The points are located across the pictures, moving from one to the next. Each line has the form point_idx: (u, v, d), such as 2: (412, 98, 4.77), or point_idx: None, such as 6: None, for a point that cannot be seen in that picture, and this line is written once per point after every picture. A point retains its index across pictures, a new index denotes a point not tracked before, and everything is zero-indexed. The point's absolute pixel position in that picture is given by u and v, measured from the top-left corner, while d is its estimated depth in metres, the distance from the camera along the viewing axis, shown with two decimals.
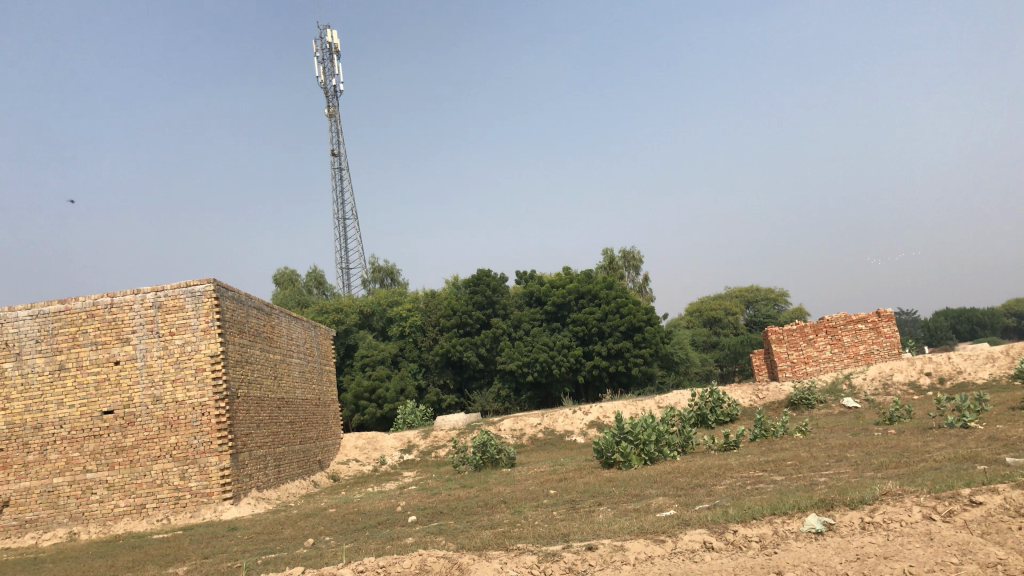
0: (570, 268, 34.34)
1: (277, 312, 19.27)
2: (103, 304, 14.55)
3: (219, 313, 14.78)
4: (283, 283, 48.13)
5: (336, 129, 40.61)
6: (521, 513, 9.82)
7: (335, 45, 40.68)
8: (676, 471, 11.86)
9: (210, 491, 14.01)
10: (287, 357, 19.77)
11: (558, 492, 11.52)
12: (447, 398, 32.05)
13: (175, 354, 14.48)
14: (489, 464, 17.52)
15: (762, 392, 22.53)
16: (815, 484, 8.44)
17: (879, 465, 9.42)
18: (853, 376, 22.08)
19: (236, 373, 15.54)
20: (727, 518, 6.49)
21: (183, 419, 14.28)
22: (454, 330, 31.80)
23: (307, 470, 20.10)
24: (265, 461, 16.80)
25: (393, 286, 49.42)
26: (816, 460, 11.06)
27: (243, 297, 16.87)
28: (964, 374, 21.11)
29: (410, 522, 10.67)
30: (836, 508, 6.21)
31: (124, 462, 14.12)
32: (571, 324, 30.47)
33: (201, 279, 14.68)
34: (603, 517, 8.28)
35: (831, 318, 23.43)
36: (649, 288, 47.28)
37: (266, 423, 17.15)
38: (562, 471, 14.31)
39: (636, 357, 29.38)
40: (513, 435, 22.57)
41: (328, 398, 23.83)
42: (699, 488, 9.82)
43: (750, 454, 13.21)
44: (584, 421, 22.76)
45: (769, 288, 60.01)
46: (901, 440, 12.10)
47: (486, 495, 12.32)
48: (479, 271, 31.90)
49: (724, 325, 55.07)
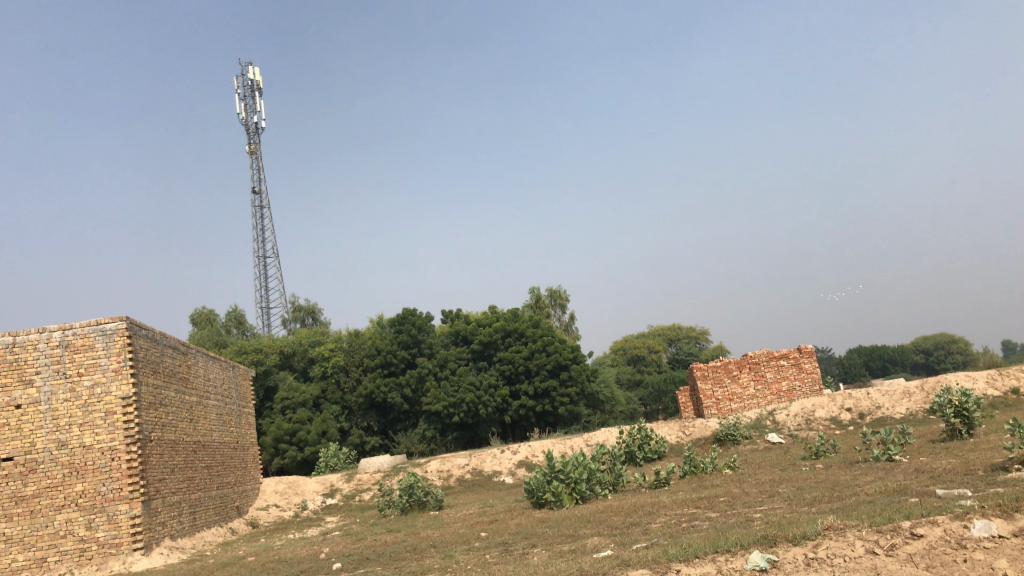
0: (496, 307, 34.23)
1: (194, 351, 18.47)
2: (4, 344, 13.67)
3: (132, 352, 14.06)
4: (200, 323, 46.59)
5: (257, 167, 39.87)
6: (452, 557, 9.44)
7: (257, 82, 40.13)
8: (609, 510, 11.66)
9: (119, 542, 13.19)
10: (204, 399, 18.93)
11: (489, 535, 11.18)
12: (371, 440, 31.27)
13: (82, 396, 13.65)
14: (416, 507, 17.01)
15: (688, 429, 22.62)
16: (752, 520, 8.34)
17: (812, 500, 9.41)
18: (776, 413, 22.36)
19: (149, 416, 14.77)
20: (669, 557, 6.28)
21: (91, 465, 13.42)
22: (378, 370, 31.17)
23: (225, 517, 19.21)
24: (180, 507, 15.97)
25: (314, 325, 48.41)
26: (749, 496, 11.02)
27: (158, 335, 16.12)
28: (882, 409, 21.59)
29: (335, 569, 10.16)
30: (779, 544, 6.08)
31: (24, 513, 13.16)
32: (497, 363, 30.23)
33: (113, 316, 13.94)
34: (538, 560, 7.99)
35: (753, 355, 23.79)
36: (574, 326, 47.53)
37: (181, 468, 16.34)
38: (491, 513, 13.97)
39: (563, 396, 29.26)
40: (440, 477, 22.06)
41: (248, 441, 22.93)
42: (635, 527, 9.63)
43: (681, 491, 13.13)
44: (513, 461, 22.43)
45: (690, 326, 61.06)
46: (829, 474, 12.19)
47: (415, 540, 11.87)
48: (404, 310, 31.59)
49: (647, 363, 55.77)
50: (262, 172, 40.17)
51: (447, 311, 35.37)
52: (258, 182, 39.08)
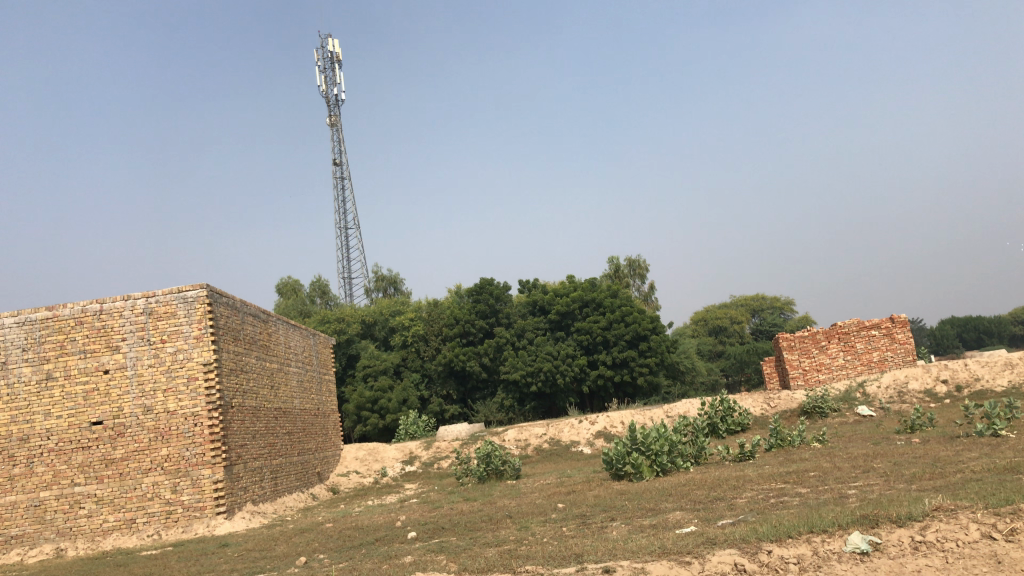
0: (574, 276, 33.75)
1: (274, 319, 18.65)
2: (92, 311, 13.96)
3: (213, 319, 14.18)
4: (286, 293, 47.51)
5: (338, 139, 40.27)
6: (528, 529, 9.15)
7: (337, 54, 40.29)
8: (691, 483, 11.20)
9: (203, 505, 13.40)
10: (285, 366, 19.15)
11: (566, 506, 10.86)
12: (450, 408, 31.35)
13: (166, 363, 13.86)
14: (494, 476, 16.85)
15: (773, 401, 21.88)
16: (847, 498, 7.81)
17: (912, 477, 8.75)
18: (867, 384, 21.37)
19: (230, 383, 14.94)
20: (759, 536, 5.83)
21: (175, 429, 13.66)
22: (456, 339, 31.18)
23: (306, 483, 19.49)
24: (262, 473, 16.21)
25: (395, 295, 48.85)
26: (842, 471, 10.42)
27: (238, 303, 16.26)
28: (981, 382, 20.41)
29: (410, 538, 10.00)
30: (882, 525, 5.56)
31: (113, 475, 13.50)
32: (575, 333, 29.83)
33: (194, 284, 14.07)
34: (617, 535, 7.61)
35: (843, 325, 22.76)
36: (654, 297, 46.80)
37: (262, 433, 16.57)
38: (569, 483, 13.67)
39: (642, 366, 28.69)
40: (517, 446, 21.92)
41: (328, 408, 23.22)
42: (719, 502, 9.16)
43: (768, 465, 12.58)
44: (591, 431, 22.09)
45: (775, 296, 59.43)
46: (928, 449, 11.43)
47: (491, 510, 11.66)
48: (482, 280, 31.46)
49: (729, 334, 54.60)
50: (342, 145, 40.50)
51: (524, 280, 35.09)
52: (338, 153, 39.46)
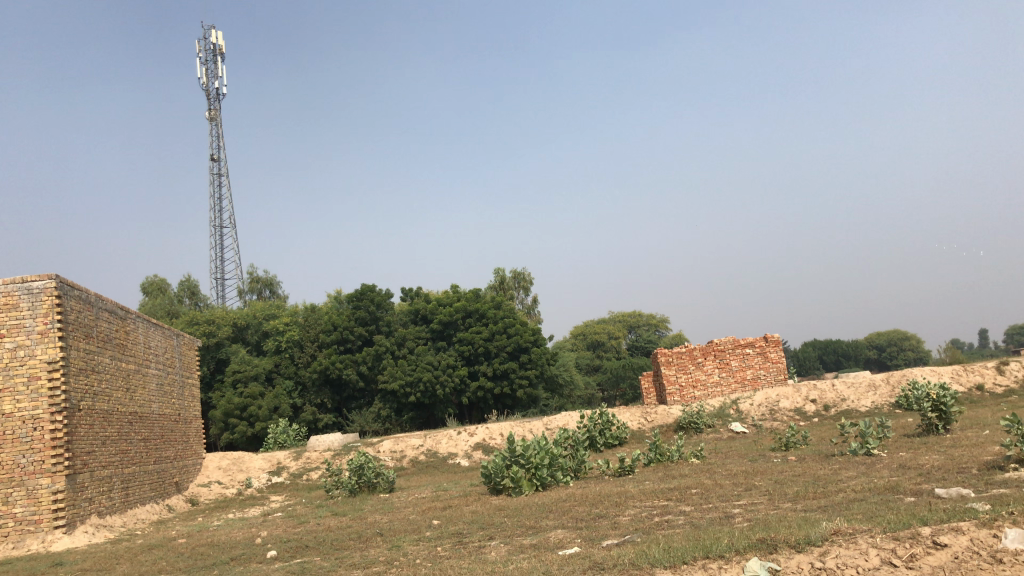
0: (457, 287, 33.24)
1: (133, 316, 17.22)
2: None
3: (61, 314, 12.84)
4: (151, 293, 44.89)
5: (216, 135, 38.48)
6: (400, 548, 8.46)
7: (220, 47, 38.45)
8: (572, 499, 10.78)
9: (39, 519, 12.05)
10: (143, 368, 17.72)
11: (442, 523, 10.21)
12: (323, 417, 30.10)
13: (3, 360, 12.42)
14: (366, 488, 16.05)
15: (650, 415, 21.95)
16: (733, 518, 7.56)
17: (795, 496, 8.61)
18: (740, 402, 21.71)
19: (78, 384, 13.58)
20: (651, 561, 5.37)
21: (10, 434, 12.22)
22: (334, 346, 29.93)
23: (161, 494, 18.08)
24: (111, 483, 14.82)
25: (271, 298, 47.01)
26: (724, 489, 10.25)
27: (92, 298, 14.86)
28: (847, 402, 21.11)
29: (269, 558, 9.12)
30: (780, 550, 5.23)
31: None
32: (456, 343, 29.25)
33: (41, 274, 12.70)
34: (496, 556, 7.05)
35: (719, 342, 23.10)
36: (536, 310, 46.87)
37: (113, 440, 15.17)
38: (445, 498, 13.05)
39: (522, 378, 28.55)
40: (392, 457, 21.10)
41: (190, 414, 21.71)
42: (602, 519, 8.78)
43: (648, 480, 12.37)
44: (469, 443, 21.55)
45: (651, 313, 60.75)
46: (807, 467, 11.45)
47: (360, 526, 10.89)
48: (364, 286, 30.41)
49: (607, 349, 55.39)
50: (221, 140, 38.65)
51: (407, 288, 34.27)
52: (216, 149, 37.64)
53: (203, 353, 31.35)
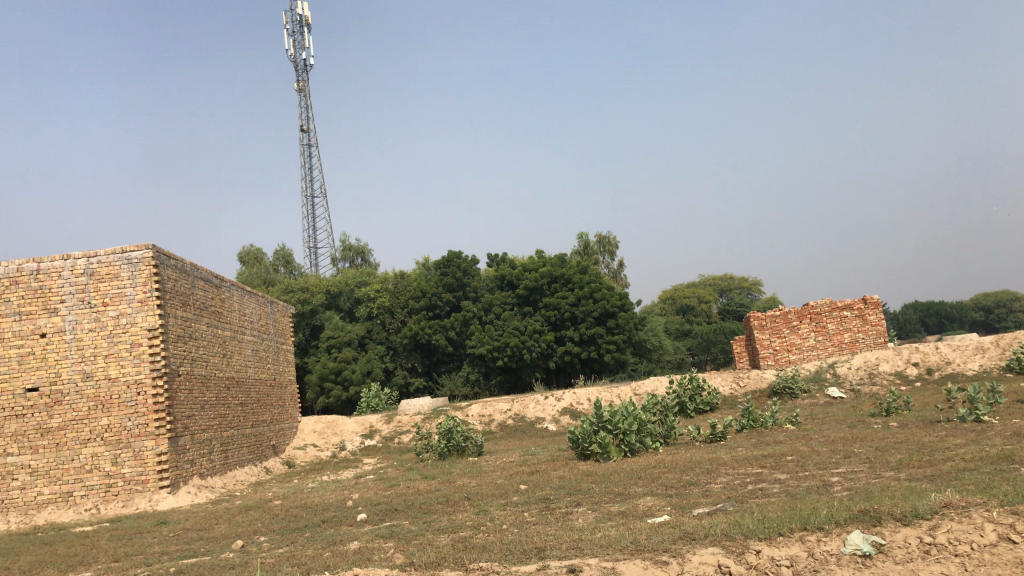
0: (543, 252, 33.00)
1: (227, 284, 17.70)
2: (28, 270, 12.93)
3: (159, 282, 13.24)
4: (249, 262, 46.31)
5: (305, 106, 39.13)
6: (487, 513, 8.43)
7: (306, 18, 38.90)
8: (662, 466, 10.54)
9: (145, 479, 12.58)
10: (238, 334, 18.22)
11: (529, 488, 10.14)
12: (414, 381, 30.60)
13: (107, 327, 12.92)
14: (455, 452, 16.17)
15: (742, 380, 21.44)
16: (831, 487, 7.22)
17: (899, 464, 8.16)
18: (838, 365, 20.96)
19: (177, 350, 14.04)
20: (745, 532, 5.11)
21: (116, 398, 12.74)
22: (422, 312, 30.34)
23: (259, 456, 18.70)
24: (211, 445, 15.36)
25: (362, 266, 47.89)
26: (821, 456, 9.85)
27: (188, 266, 15.30)
28: (952, 365, 20.12)
29: (359, 521, 9.22)
30: (885, 523, 4.91)
31: (49, 445, 12.56)
32: (543, 308, 29.13)
33: (139, 244, 13.08)
34: (583, 523, 6.92)
35: (815, 305, 22.28)
36: (623, 274, 46.34)
37: (212, 404, 15.68)
38: (532, 463, 12.99)
39: (609, 343, 28.24)
40: (481, 421, 21.23)
41: (285, 378, 22.31)
42: (692, 487, 8.53)
43: (740, 447, 12.03)
44: (557, 407, 21.51)
45: (743, 276, 59.28)
46: (911, 434, 10.92)
47: (449, 490, 10.94)
48: (450, 253, 30.44)
49: (697, 313, 54.34)
50: (310, 110, 39.23)
51: (493, 254, 34.26)
52: (305, 119, 38.29)
53: (298, 320, 32.30)
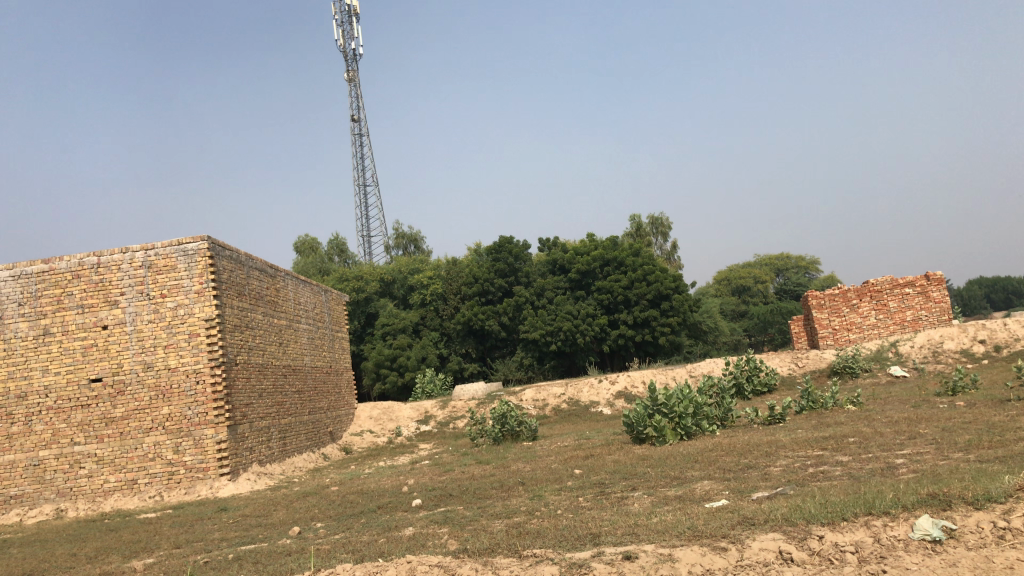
0: (595, 235, 32.72)
1: (282, 274, 17.90)
2: (89, 264, 13.23)
3: (214, 274, 13.43)
4: (304, 252, 46.92)
5: (355, 96, 39.36)
6: (542, 498, 8.36)
7: (355, 8, 39.06)
8: (719, 449, 10.35)
9: (206, 466, 12.80)
10: (293, 323, 18.42)
11: (584, 473, 10.04)
12: (469, 367, 30.70)
13: (166, 318, 13.15)
14: (509, 437, 16.14)
15: (801, 360, 21.00)
16: (897, 469, 6.97)
17: (967, 445, 7.87)
18: (900, 344, 20.38)
19: (234, 339, 14.24)
20: (806, 517, 4.94)
21: (176, 387, 12.98)
22: (475, 298, 30.32)
23: (317, 443, 18.94)
24: (269, 432, 15.59)
25: (415, 253, 48.16)
26: (885, 437, 9.55)
27: (243, 257, 15.49)
28: (1022, 342, 19.39)
29: (414, 506, 9.23)
30: (955, 508, 4.69)
31: (113, 434, 12.88)
32: (595, 292, 28.89)
33: (195, 236, 13.27)
34: (639, 508, 6.80)
35: (876, 282, 21.66)
36: (677, 256, 45.81)
37: (269, 392, 15.90)
38: (587, 446, 12.90)
39: (663, 326, 27.91)
40: (535, 406, 21.19)
41: (341, 365, 22.55)
42: (751, 470, 8.34)
43: (800, 429, 11.75)
44: (611, 391, 21.35)
45: (800, 255, 58.10)
46: (979, 413, 10.53)
47: (503, 475, 10.91)
48: (502, 238, 30.42)
49: (753, 294, 53.44)
50: (360, 100, 39.48)
51: (545, 238, 34.11)
52: (356, 109, 38.52)
53: (353, 308, 32.63)
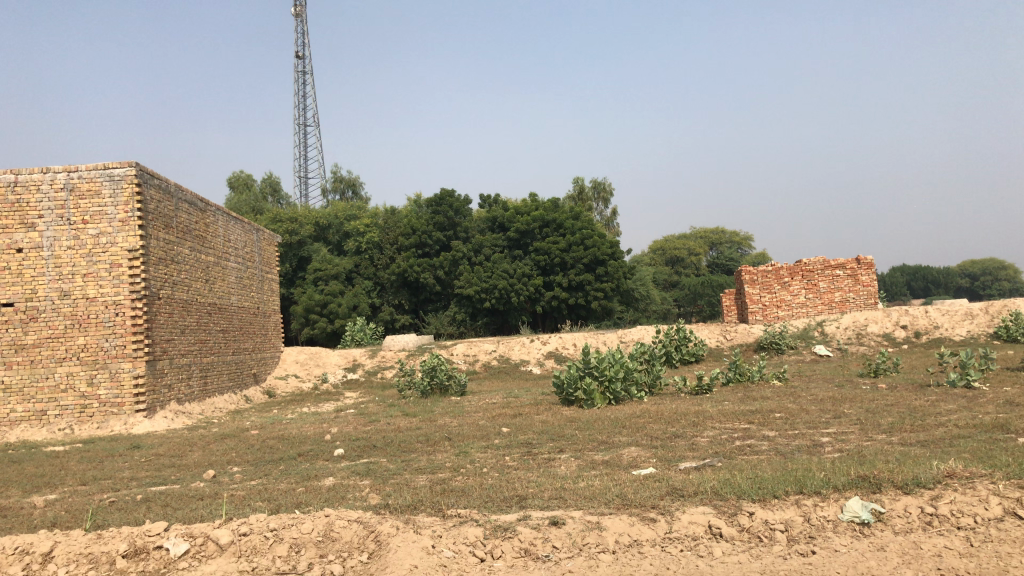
0: (536, 195, 32.49)
1: (212, 208, 17.22)
2: (5, 182, 12.43)
3: (141, 202, 12.81)
4: (237, 189, 45.55)
5: (302, 32, 38.07)
6: (467, 455, 8.21)
7: None
8: (646, 416, 10.35)
9: (121, 401, 12.32)
10: (222, 261, 17.81)
11: (511, 431, 9.91)
12: (401, 318, 30.41)
13: (87, 245, 12.52)
14: (437, 391, 15.97)
15: (730, 333, 21.30)
16: (822, 447, 7.03)
17: (889, 427, 7.99)
18: (826, 324, 20.81)
19: (158, 273, 13.67)
20: (737, 493, 4.88)
21: (94, 318, 12.41)
22: (412, 250, 29.82)
23: (239, 384, 18.48)
24: (190, 370, 15.10)
25: (353, 199, 47.24)
26: (809, 414, 9.68)
27: (172, 188, 14.82)
28: (940, 330, 20.01)
29: (336, 456, 9.00)
30: (884, 491, 4.70)
31: (23, 362, 12.26)
32: (533, 252, 28.76)
33: (123, 161, 12.61)
34: (566, 471, 6.71)
35: (808, 262, 22.03)
36: (615, 223, 46.01)
37: (192, 329, 15.38)
38: (515, 405, 12.82)
39: (597, 291, 28.03)
40: (465, 361, 21.06)
41: (269, 308, 21.97)
42: (678, 439, 8.32)
43: (726, 401, 11.87)
44: (542, 351, 21.36)
45: (734, 231, 58.93)
46: (900, 396, 10.78)
47: (429, 429, 10.74)
48: (443, 191, 29.94)
49: (686, 266, 54.04)
50: (307, 37, 38.21)
51: (486, 195, 33.78)
52: (301, 46, 37.28)
53: (286, 250, 31.84)
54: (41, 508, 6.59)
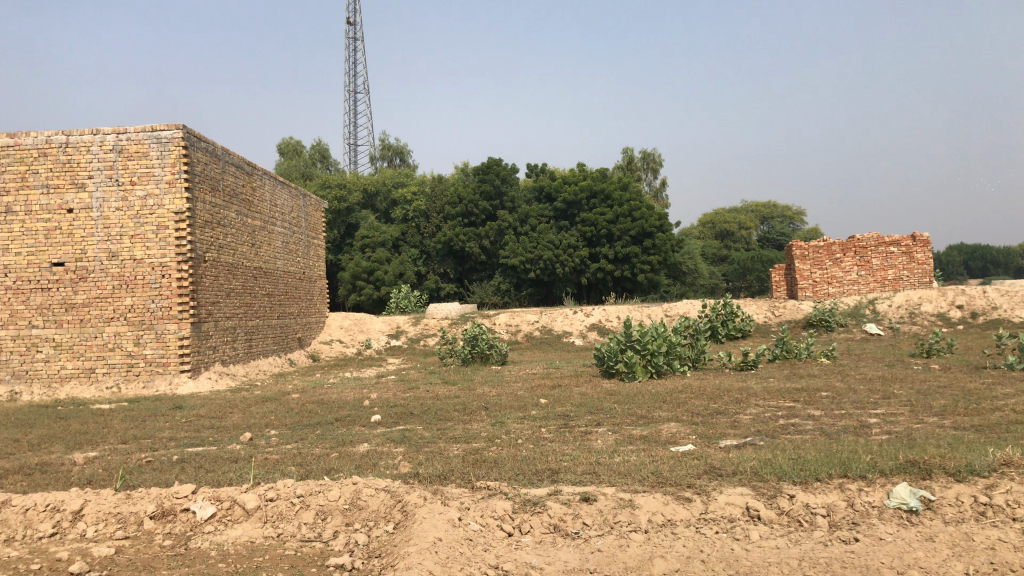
0: (584, 165, 32.04)
1: (259, 173, 17.27)
2: (57, 143, 12.56)
3: (188, 164, 12.86)
4: (287, 154, 45.91)
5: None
6: (504, 425, 8.12)
7: None
8: (688, 391, 10.15)
9: (166, 361, 12.47)
10: (268, 225, 17.90)
11: (549, 403, 9.79)
12: (446, 287, 30.46)
13: (135, 207, 12.63)
14: (478, 359, 15.90)
15: (778, 309, 20.87)
16: (870, 429, 6.77)
17: (942, 411, 7.66)
18: (878, 302, 20.25)
19: (204, 236, 13.76)
20: (778, 474, 4.68)
21: (141, 279, 12.56)
22: (458, 219, 29.73)
23: (284, 348, 18.65)
24: (235, 333, 15.26)
25: (401, 167, 47.27)
26: (858, 394, 9.38)
27: (219, 151, 14.87)
28: (999, 310, 19.31)
29: (373, 422, 8.98)
30: (935, 478, 4.46)
31: (73, 320, 12.48)
32: (579, 223, 28.41)
33: (170, 123, 12.66)
34: (602, 445, 6.56)
35: (862, 238, 21.41)
36: (664, 195, 45.38)
37: (237, 293, 15.50)
38: (556, 376, 12.70)
39: (644, 264, 27.66)
40: (507, 331, 20.98)
41: (315, 273, 22.10)
42: (720, 416, 8.12)
43: (771, 378, 11.59)
44: (585, 323, 21.17)
45: (786, 205, 57.67)
46: (954, 378, 10.41)
47: (468, 398, 10.67)
48: (490, 159, 29.71)
49: (736, 240, 53.09)
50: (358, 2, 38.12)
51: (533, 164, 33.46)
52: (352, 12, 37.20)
53: (334, 217, 32.03)
54: (81, 465, 6.67)
